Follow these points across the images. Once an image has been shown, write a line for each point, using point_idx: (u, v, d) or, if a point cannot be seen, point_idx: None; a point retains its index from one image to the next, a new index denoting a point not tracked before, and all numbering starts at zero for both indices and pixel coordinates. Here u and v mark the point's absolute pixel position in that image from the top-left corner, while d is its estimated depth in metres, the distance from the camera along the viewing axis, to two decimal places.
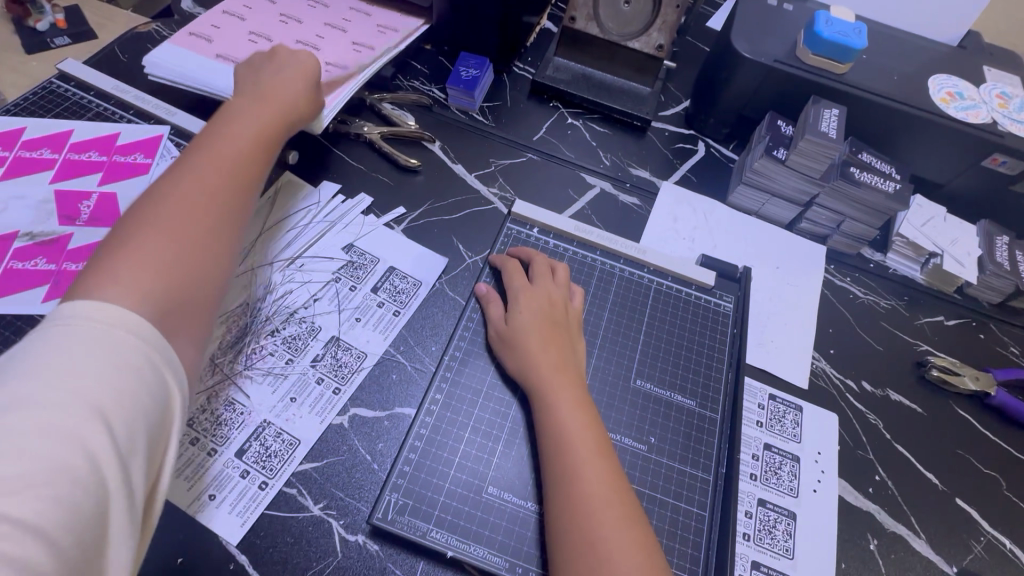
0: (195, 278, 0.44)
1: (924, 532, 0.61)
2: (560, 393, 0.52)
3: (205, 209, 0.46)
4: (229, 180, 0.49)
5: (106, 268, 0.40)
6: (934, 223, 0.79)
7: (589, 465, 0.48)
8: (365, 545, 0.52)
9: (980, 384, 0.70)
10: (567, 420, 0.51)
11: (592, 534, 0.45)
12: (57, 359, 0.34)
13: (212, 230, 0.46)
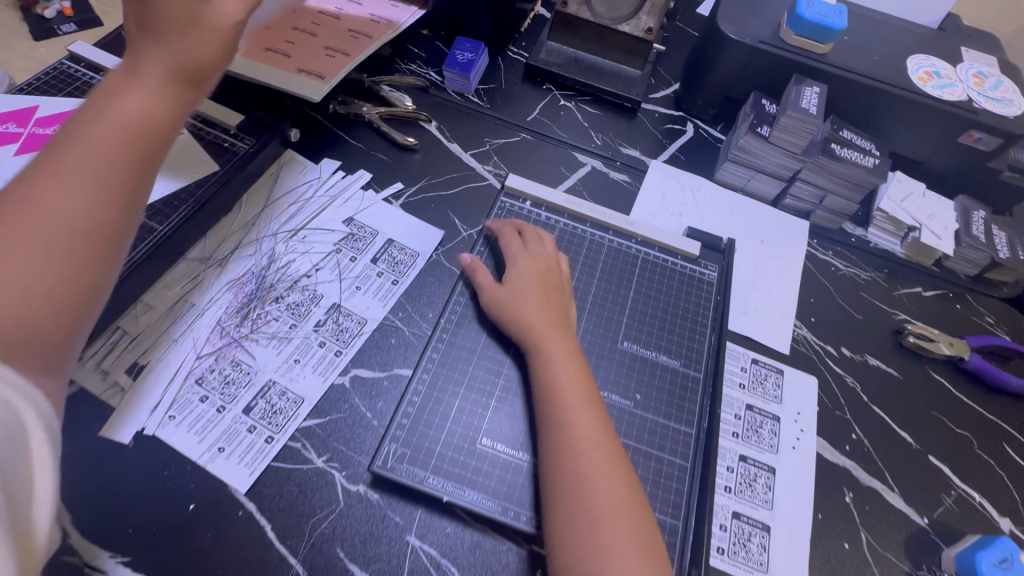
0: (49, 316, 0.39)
1: (898, 486, 0.64)
2: (553, 346, 0.56)
3: (60, 239, 0.39)
4: (95, 189, 0.40)
5: None
6: (913, 198, 0.82)
7: (580, 412, 0.51)
8: (366, 495, 0.55)
9: (954, 349, 0.73)
10: (559, 367, 0.54)
11: (582, 475, 0.48)
12: None
13: (69, 264, 0.39)
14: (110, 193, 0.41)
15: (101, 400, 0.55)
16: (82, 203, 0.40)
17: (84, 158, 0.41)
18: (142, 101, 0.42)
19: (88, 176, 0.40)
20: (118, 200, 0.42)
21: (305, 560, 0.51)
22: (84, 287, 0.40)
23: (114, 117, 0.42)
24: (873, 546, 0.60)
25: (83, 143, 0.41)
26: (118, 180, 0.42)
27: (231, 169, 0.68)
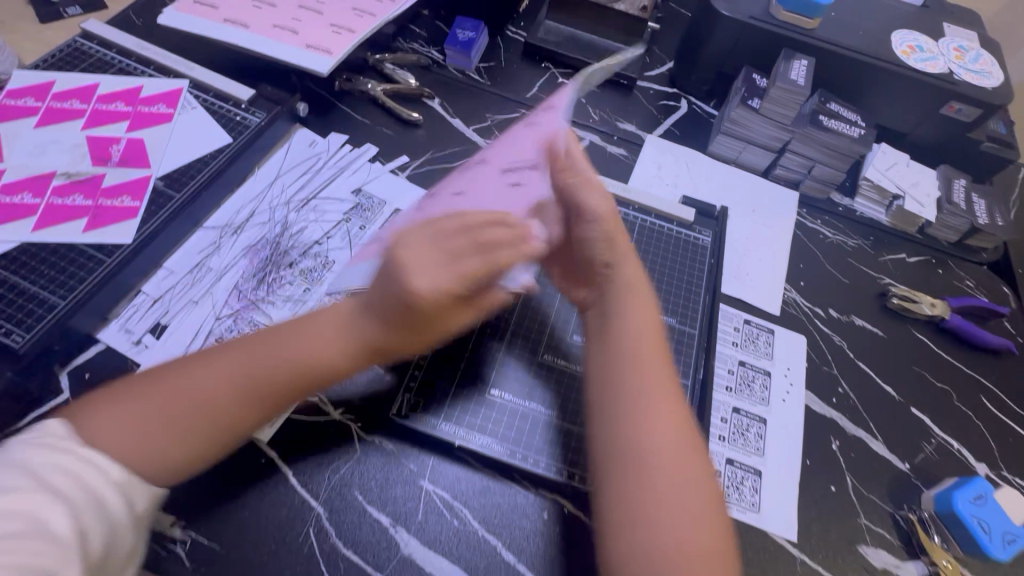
0: (162, 450, 0.45)
1: (881, 435, 0.68)
2: (633, 313, 0.55)
3: (205, 404, 0.46)
4: (234, 396, 0.47)
5: (109, 415, 0.45)
6: (897, 168, 0.86)
7: (659, 389, 0.51)
8: (380, 443, 0.58)
9: (935, 310, 0.77)
10: (636, 336, 0.54)
11: (646, 450, 0.48)
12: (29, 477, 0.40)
13: (197, 424, 0.46)
14: (253, 403, 0.48)
15: (127, 357, 0.58)
16: (224, 400, 0.47)
17: (261, 363, 0.48)
18: (334, 345, 0.49)
19: (251, 375, 0.48)
20: (238, 421, 0.48)
21: (325, 501, 0.54)
22: (180, 461, 0.46)
23: (308, 345, 0.49)
24: (858, 488, 0.64)
25: (291, 340, 0.49)
26: (240, 420, 0.48)
27: (242, 141, 0.70)
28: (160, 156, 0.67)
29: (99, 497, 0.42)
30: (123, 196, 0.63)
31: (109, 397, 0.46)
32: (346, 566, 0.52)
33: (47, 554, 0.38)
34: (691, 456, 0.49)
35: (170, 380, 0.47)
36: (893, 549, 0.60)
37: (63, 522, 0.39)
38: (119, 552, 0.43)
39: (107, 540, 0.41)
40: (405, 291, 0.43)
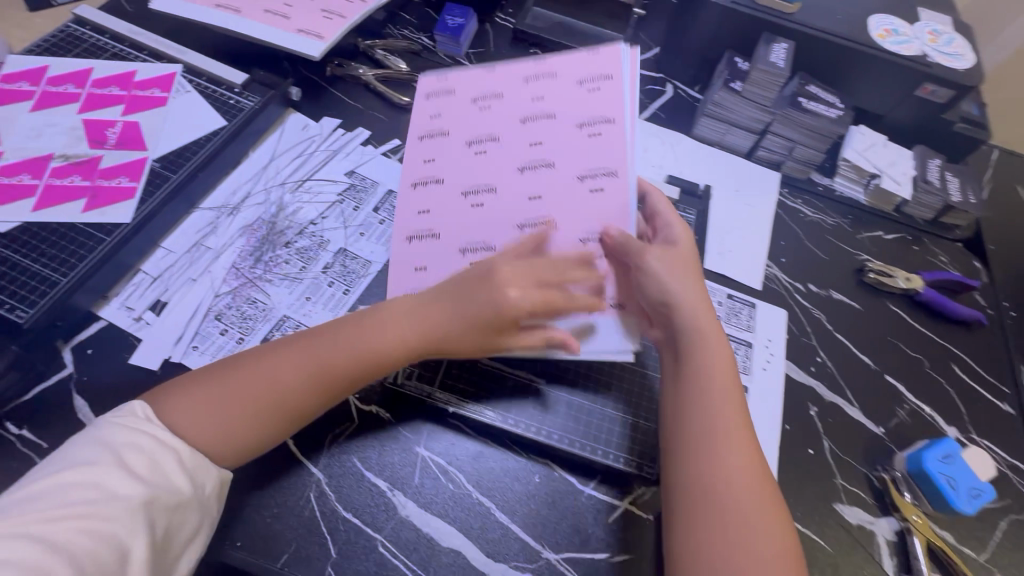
0: (234, 428, 0.50)
1: (857, 401, 0.71)
2: (710, 363, 0.55)
3: (276, 387, 0.51)
4: (303, 381, 0.52)
5: (194, 393, 0.50)
6: (875, 149, 0.89)
7: (730, 442, 0.52)
8: (377, 413, 0.60)
9: (910, 283, 0.80)
10: (715, 372, 0.55)
11: (712, 500, 0.49)
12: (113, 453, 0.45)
13: (265, 406, 0.51)
14: (318, 386, 0.52)
15: (128, 332, 0.60)
16: (294, 386, 0.51)
17: (327, 351, 0.53)
18: (404, 327, 0.54)
19: (317, 363, 0.52)
20: (302, 404, 0.52)
21: (325, 468, 0.57)
22: (248, 439, 0.50)
23: (371, 339, 0.53)
24: (835, 451, 0.67)
25: (355, 334, 0.54)
26: (310, 402, 0.52)
27: (237, 123, 0.71)
28: (156, 138, 0.68)
29: (169, 480, 0.46)
30: (121, 177, 0.64)
31: (187, 384, 0.51)
32: (347, 527, 0.54)
33: (120, 517, 0.43)
34: (764, 491, 0.50)
35: (240, 369, 0.52)
36: (867, 506, 0.64)
37: (134, 494, 0.44)
38: (184, 531, 0.46)
39: (172, 521, 0.45)
40: (495, 300, 0.52)
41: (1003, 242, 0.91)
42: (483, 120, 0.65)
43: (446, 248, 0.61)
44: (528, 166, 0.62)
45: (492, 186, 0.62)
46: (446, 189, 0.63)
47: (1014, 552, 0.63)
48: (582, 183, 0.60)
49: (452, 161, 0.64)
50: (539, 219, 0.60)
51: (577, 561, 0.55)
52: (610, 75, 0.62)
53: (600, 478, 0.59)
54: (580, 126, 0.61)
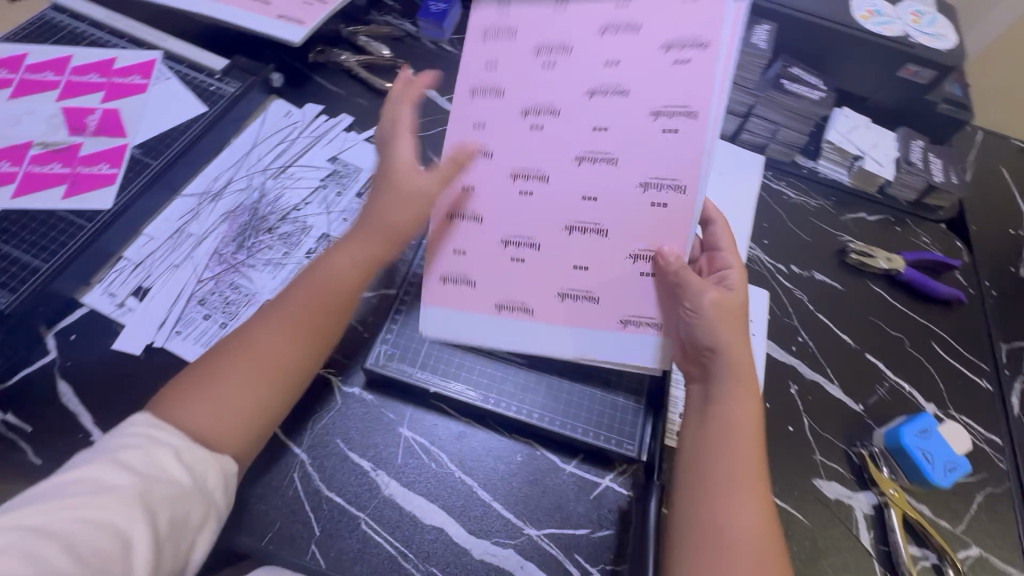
0: (231, 407, 0.49)
1: (837, 379, 0.72)
2: (736, 404, 0.53)
3: (262, 350, 0.52)
4: (284, 336, 0.52)
5: (183, 393, 0.49)
6: (858, 130, 0.89)
7: (749, 483, 0.50)
8: (361, 395, 0.61)
9: (891, 264, 0.80)
10: (736, 422, 0.52)
11: (730, 540, 0.47)
12: (120, 455, 0.43)
13: (256, 372, 0.51)
14: (307, 343, 0.54)
15: (111, 318, 0.60)
16: (289, 352, 0.52)
17: (304, 308, 0.54)
18: (345, 259, 0.56)
19: (301, 324, 0.53)
20: (290, 356, 0.52)
21: (308, 448, 0.57)
22: (248, 412, 0.50)
23: (327, 269, 0.56)
24: (814, 428, 0.68)
25: (315, 281, 0.55)
26: (305, 361, 0.53)
27: (218, 110, 0.71)
28: (137, 125, 0.68)
29: (169, 474, 0.44)
30: (102, 163, 0.65)
31: (180, 384, 0.50)
32: (330, 506, 0.55)
33: (118, 511, 0.40)
34: (775, 549, 0.47)
35: (230, 354, 0.51)
36: (845, 481, 0.65)
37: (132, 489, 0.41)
38: (191, 520, 0.44)
39: (175, 513, 0.43)
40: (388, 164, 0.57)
41: (986, 222, 0.91)
42: (547, 87, 0.54)
43: (487, 236, 0.57)
44: (587, 155, 0.53)
45: (544, 172, 0.54)
46: (494, 166, 0.55)
47: (989, 523, 0.64)
48: (643, 191, 0.53)
49: (505, 132, 0.55)
50: (593, 223, 0.54)
51: (558, 536, 0.56)
52: (705, 45, 0.50)
53: (581, 456, 0.60)
54: (657, 116, 0.51)
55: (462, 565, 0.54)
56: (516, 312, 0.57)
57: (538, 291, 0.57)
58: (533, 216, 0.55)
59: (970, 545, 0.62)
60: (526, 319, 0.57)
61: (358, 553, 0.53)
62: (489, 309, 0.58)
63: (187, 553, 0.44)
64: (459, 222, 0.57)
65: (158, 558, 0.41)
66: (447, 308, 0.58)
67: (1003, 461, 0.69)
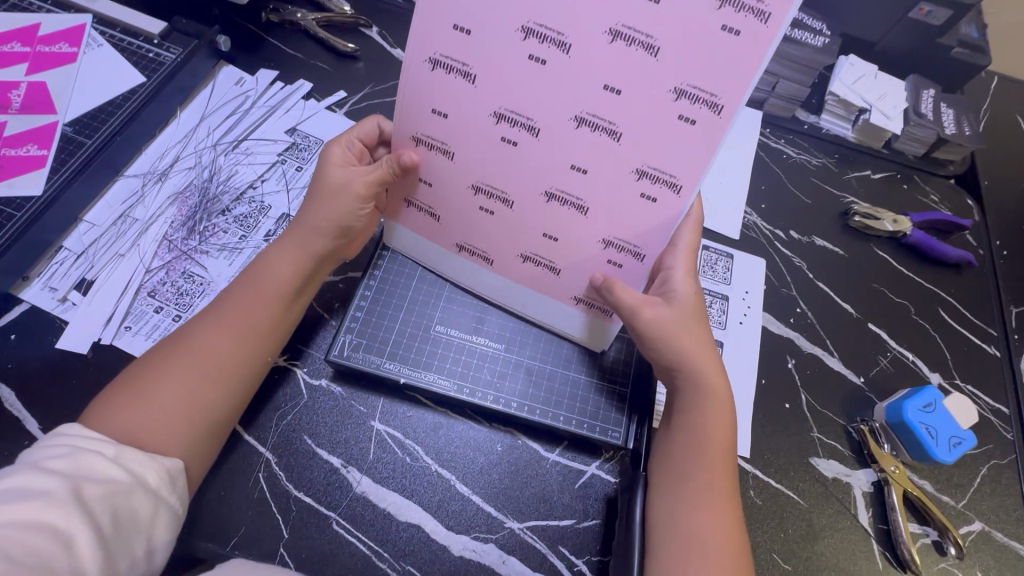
0: (181, 411, 0.46)
1: (837, 351, 0.68)
2: (705, 414, 0.51)
3: (209, 350, 0.48)
4: (231, 335, 0.49)
5: (124, 400, 0.45)
6: (865, 80, 0.82)
7: (714, 494, 0.49)
8: (328, 387, 0.57)
9: (897, 226, 0.75)
10: (708, 434, 0.51)
11: (695, 553, 0.47)
12: (49, 461, 0.40)
13: (204, 373, 0.47)
14: (253, 346, 0.50)
15: (53, 315, 0.56)
16: (232, 353, 0.49)
17: (249, 308, 0.51)
18: (285, 260, 0.53)
19: (247, 326, 0.50)
20: (238, 354, 0.49)
21: (273, 447, 0.54)
22: (199, 414, 0.47)
23: (272, 267, 0.53)
24: (812, 404, 0.64)
25: (254, 284, 0.52)
26: (258, 364, 0.51)
27: (158, 79, 0.66)
28: (67, 100, 0.64)
29: (104, 474, 0.40)
30: (29, 144, 0.60)
31: (115, 388, 0.46)
32: (299, 507, 0.52)
33: (52, 511, 0.37)
34: (738, 556, 0.47)
35: (170, 356, 0.48)
36: (843, 458, 0.62)
37: (65, 489, 0.38)
38: (139, 515, 0.41)
39: (120, 509, 0.40)
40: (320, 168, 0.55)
41: (998, 177, 0.85)
42: (557, 10, 0.39)
43: (456, 178, 0.51)
44: (588, 118, 0.43)
45: (535, 121, 0.45)
46: (477, 99, 0.45)
47: (993, 497, 0.61)
48: (636, 178, 0.44)
49: (494, 63, 0.43)
50: (574, 196, 0.48)
51: (543, 529, 0.53)
52: (765, 18, 0.35)
53: (566, 444, 0.57)
54: (678, 96, 0.40)
55: (440, 563, 0.51)
56: (474, 256, 0.57)
57: (499, 248, 0.55)
58: (508, 170, 0.49)
59: (973, 521, 0.60)
60: (482, 265, 0.58)
61: (329, 554, 0.50)
62: (449, 246, 0.58)
63: (145, 552, 0.41)
64: (428, 152, 0.51)
65: (107, 558, 0.38)
66: (417, 231, 0.58)
67: (1010, 431, 0.65)
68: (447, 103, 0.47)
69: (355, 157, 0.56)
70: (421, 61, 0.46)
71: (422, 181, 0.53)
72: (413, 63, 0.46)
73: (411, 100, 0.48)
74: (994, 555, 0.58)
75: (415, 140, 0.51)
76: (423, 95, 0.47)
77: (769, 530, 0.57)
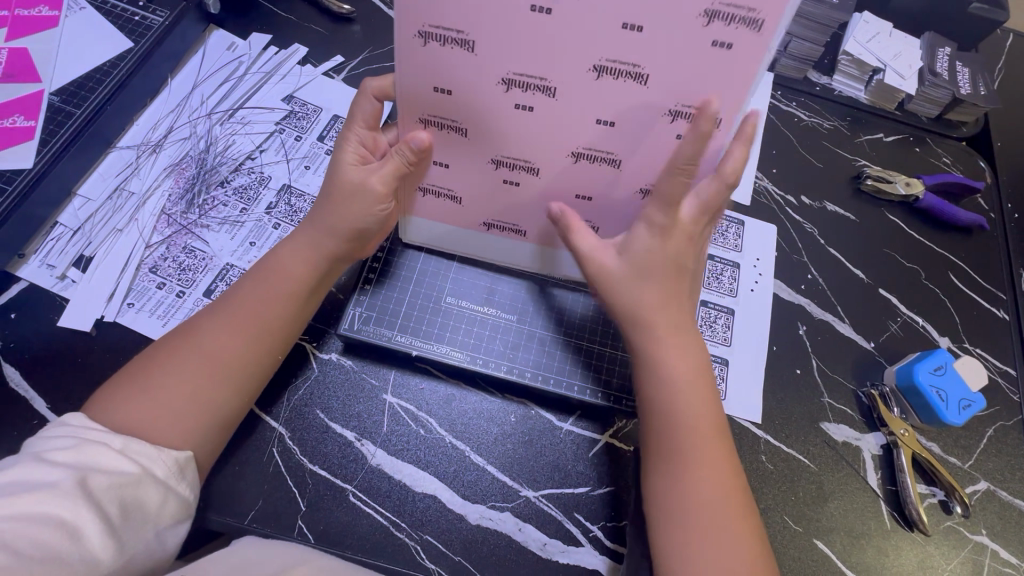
0: (186, 405, 0.45)
1: (848, 317, 0.67)
2: (691, 387, 0.50)
3: (215, 348, 0.47)
4: (236, 332, 0.48)
5: (127, 396, 0.44)
6: (880, 39, 0.79)
7: (711, 464, 0.48)
8: (340, 361, 0.57)
9: (910, 189, 0.74)
10: (695, 409, 0.49)
11: (692, 519, 0.46)
12: (54, 452, 0.39)
13: (211, 370, 0.46)
14: (264, 346, 0.49)
15: (53, 293, 0.54)
16: (239, 352, 0.48)
17: (257, 306, 0.49)
18: (298, 254, 0.51)
19: (258, 324, 0.49)
20: (245, 354, 0.48)
21: (287, 422, 0.54)
22: (204, 407, 0.45)
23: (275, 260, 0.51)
24: (823, 369, 0.64)
25: (264, 281, 0.50)
26: (263, 362, 0.49)
27: (147, 44, 0.63)
28: (51, 68, 0.61)
29: (111, 466, 0.40)
30: (15, 115, 0.58)
31: (119, 383, 0.45)
32: (314, 481, 0.52)
33: (58, 505, 0.37)
34: (739, 521, 0.47)
35: (180, 353, 0.46)
36: (853, 423, 0.62)
37: (70, 483, 0.38)
38: (147, 505, 0.41)
39: (127, 499, 0.40)
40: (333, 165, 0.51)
41: (1012, 138, 0.83)
42: None
43: (473, 155, 0.48)
44: (607, 66, 0.39)
45: (551, 81, 0.41)
46: (479, 68, 0.41)
47: (999, 456, 0.62)
48: (669, 120, 0.42)
49: (494, 20, 0.38)
50: (602, 151, 0.45)
51: (558, 497, 0.54)
52: None
53: (579, 413, 0.57)
54: (707, 19, 0.35)
55: (457, 532, 0.51)
56: (504, 231, 0.55)
57: (529, 216, 0.53)
58: (529, 136, 0.45)
59: (979, 480, 0.61)
60: (514, 238, 0.56)
61: (346, 526, 0.51)
62: (476, 226, 0.55)
63: (157, 536, 0.42)
64: (441, 132, 0.47)
65: (120, 547, 0.39)
66: (434, 219, 0.56)
67: (1016, 393, 0.66)
68: (450, 77, 0.42)
69: (369, 149, 0.52)
70: (410, 35, 0.39)
71: (436, 163, 0.49)
72: (402, 40, 0.40)
73: (412, 82, 0.42)
74: (999, 513, 0.60)
75: (423, 121, 0.46)
76: (422, 71, 0.42)
77: (780, 493, 0.58)
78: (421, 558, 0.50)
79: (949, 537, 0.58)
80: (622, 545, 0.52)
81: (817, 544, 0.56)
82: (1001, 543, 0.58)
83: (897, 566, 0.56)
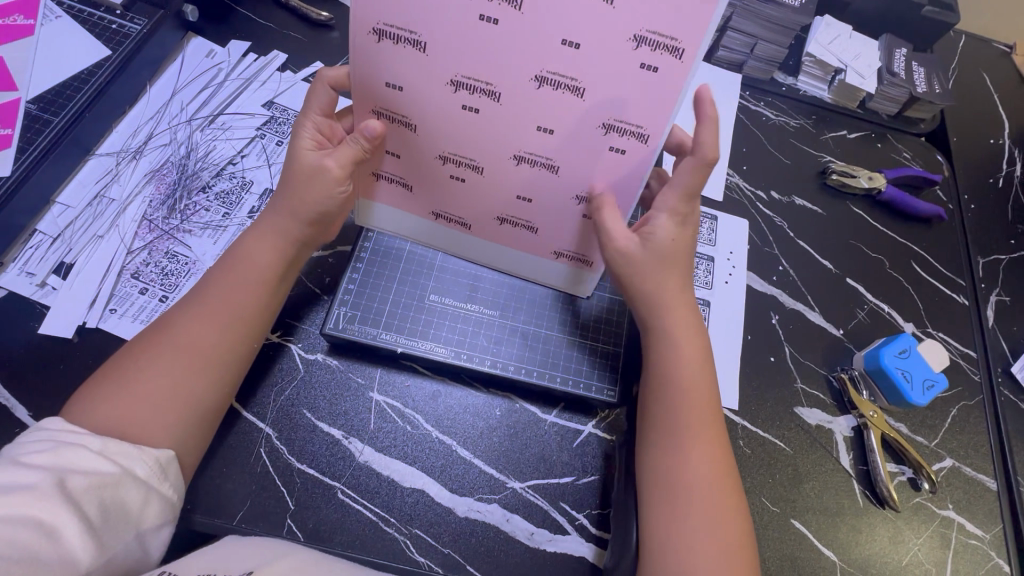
0: (159, 400, 0.45)
1: (818, 306, 0.70)
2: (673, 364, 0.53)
3: (187, 341, 0.47)
4: (208, 324, 0.49)
5: (103, 394, 0.45)
6: (840, 41, 0.83)
7: (698, 433, 0.51)
8: (325, 361, 0.57)
9: (872, 183, 0.77)
10: (688, 386, 0.52)
11: (681, 488, 0.49)
12: (30, 455, 0.39)
13: (185, 363, 0.47)
14: (239, 335, 0.50)
15: (33, 300, 0.54)
16: (215, 343, 0.48)
17: (229, 297, 0.50)
18: (264, 245, 0.52)
19: (228, 313, 0.49)
20: (220, 345, 0.48)
21: (274, 422, 0.54)
22: (182, 403, 0.46)
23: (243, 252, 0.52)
24: (796, 357, 0.67)
25: (233, 275, 0.51)
26: (235, 355, 0.49)
27: (125, 50, 0.63)
28: (28, 76, 0.61)
29: (89, 465, 0.40)
30: None
31: (96, 385, 0.45)
32: (303, 478, 0.52)
33: (34, 506, 0.37)
34: (727, 485, 0.49)
35: (156, 348, 0.47)
36: (826, 407, 0.64)
37: (48, 485, 0.38)
38: (129, 505, 0.41)
39: (107, 498, 0.40)
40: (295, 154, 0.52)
41: (967, 133, 0.88)
42: None
43: (424, 149, 0.49)
44: (548, 77, 0.41)
45: (495, 86, 0.42)
46: (429, 68, 0.43)
47: (963, 434, 0.65)
48: (603, 133, 0.43)
49: (448, 29, 0.40)
50: (543, 157, 0.46)
51: (543, 487, 0.55)
52: None
53: (562, 405, 0.58)
54: (637, 44, 0.38)
55: (447, 524, 0.52)
56: (452, 224, 0.56)
57: (475, 213, 0.54)
58: (484, 140, 0.47)
59: (945, 458, 0.64)
60: (461, 232, 0.57)
61: (336, 523, 0.51)
62: (426, 215, 0.56)
63: (137, 538, 0.41)
64: (394, 126, 0.48)
65: (102, 546, 0.39)
66: (394, 207, 0.56)
67: (977, 373, 0.69)
68: (401, 74, 0.44)
69: (326, 137, 0.53)
70: (366, 31, 0.42)
71: (389, 153, 0.51)
72: (358, 36, 0.42)
73: (364, 75, 0.44)
74: (964, 488, 0.62)
75: (376, 112, 0.48)
76: (374, 67, 0.44)
77: (758, 476, 0.60)
78: (411, 552, 0.51)
79: (918, 512, 0.61)
80: (607, 531, 0.54)
81: (793, 523, 0.58)
82: (967, 516, 0.61)
83: (871, 543, 0.59)
